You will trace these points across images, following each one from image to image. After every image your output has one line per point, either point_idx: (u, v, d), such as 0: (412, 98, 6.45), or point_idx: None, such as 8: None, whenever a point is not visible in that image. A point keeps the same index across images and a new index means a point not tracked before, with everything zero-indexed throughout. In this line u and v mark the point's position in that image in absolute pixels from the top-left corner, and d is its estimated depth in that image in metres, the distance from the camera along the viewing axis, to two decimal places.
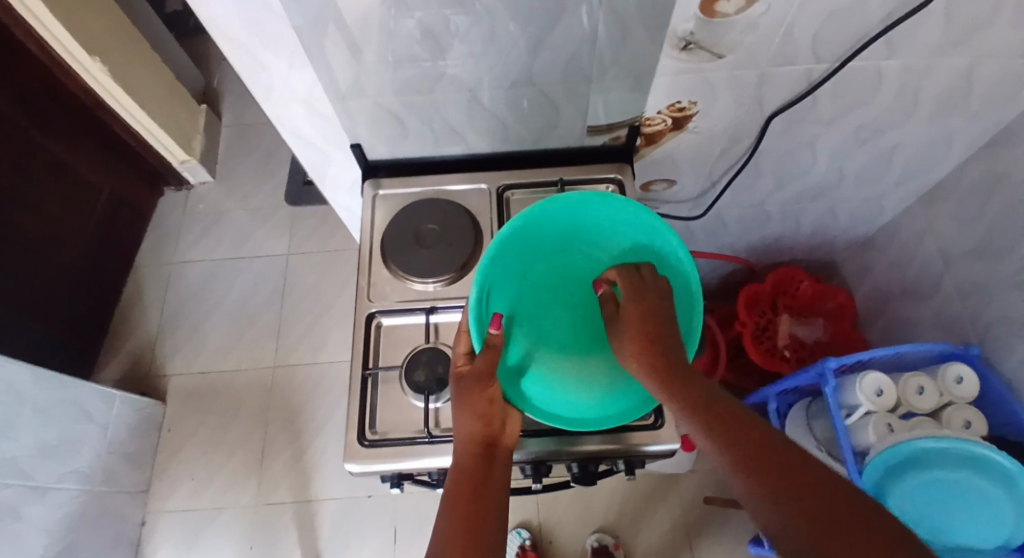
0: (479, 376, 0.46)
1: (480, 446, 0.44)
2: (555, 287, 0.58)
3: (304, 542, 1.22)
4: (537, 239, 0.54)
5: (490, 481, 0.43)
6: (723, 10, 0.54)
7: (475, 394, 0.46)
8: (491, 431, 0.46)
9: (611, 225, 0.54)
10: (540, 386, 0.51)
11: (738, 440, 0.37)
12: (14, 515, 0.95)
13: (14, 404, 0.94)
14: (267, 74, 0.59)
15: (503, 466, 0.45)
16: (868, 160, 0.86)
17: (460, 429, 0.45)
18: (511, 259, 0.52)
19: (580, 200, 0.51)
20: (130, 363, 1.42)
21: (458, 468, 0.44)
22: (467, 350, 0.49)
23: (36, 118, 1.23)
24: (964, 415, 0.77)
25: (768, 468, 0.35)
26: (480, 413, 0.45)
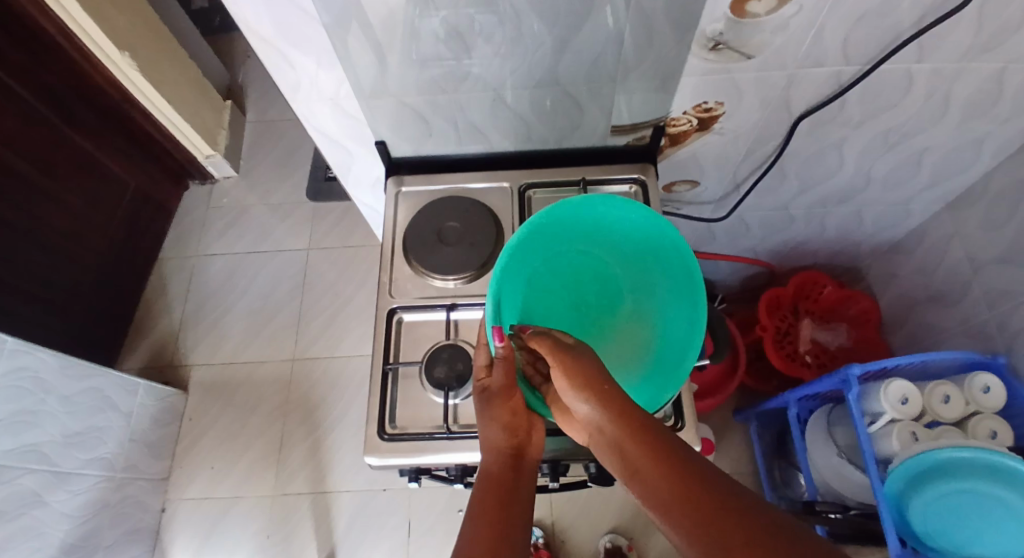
0: (501, 389, 0.47)
1: (506, 458, 0.45)
2: (556, 288, 0.55)
3: (320, 534, 1.24)
4: (544, 245, 0.53)
5: (521, 487, 0.44)
6: (754, 10, 0.53)
7: (498, 404, 0.47)
8: (517, 440, 0.46)
9: (613, 223, 0.53)
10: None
11: (675, 483, 0.32)
12: (36, 501, 0.98)
13: (38, 392, 0.97)
14: (296, 72, 0.60)
15: (529, 476, 0.45)
16: (896, 164, 0.85)
17: (486, 438, 0.46)
18: (519, 267, 0.51)
19: (582, 200, 0.50)
20: (153, 353, 1.46)
21: (485, 474, 0.44)
22: (486, 362, 0.50)
23: (63, 111, 1.26)
24: (991, 424, 0.75)
25: (698, 505, 0.30)
26: (505, 424, 0.46)
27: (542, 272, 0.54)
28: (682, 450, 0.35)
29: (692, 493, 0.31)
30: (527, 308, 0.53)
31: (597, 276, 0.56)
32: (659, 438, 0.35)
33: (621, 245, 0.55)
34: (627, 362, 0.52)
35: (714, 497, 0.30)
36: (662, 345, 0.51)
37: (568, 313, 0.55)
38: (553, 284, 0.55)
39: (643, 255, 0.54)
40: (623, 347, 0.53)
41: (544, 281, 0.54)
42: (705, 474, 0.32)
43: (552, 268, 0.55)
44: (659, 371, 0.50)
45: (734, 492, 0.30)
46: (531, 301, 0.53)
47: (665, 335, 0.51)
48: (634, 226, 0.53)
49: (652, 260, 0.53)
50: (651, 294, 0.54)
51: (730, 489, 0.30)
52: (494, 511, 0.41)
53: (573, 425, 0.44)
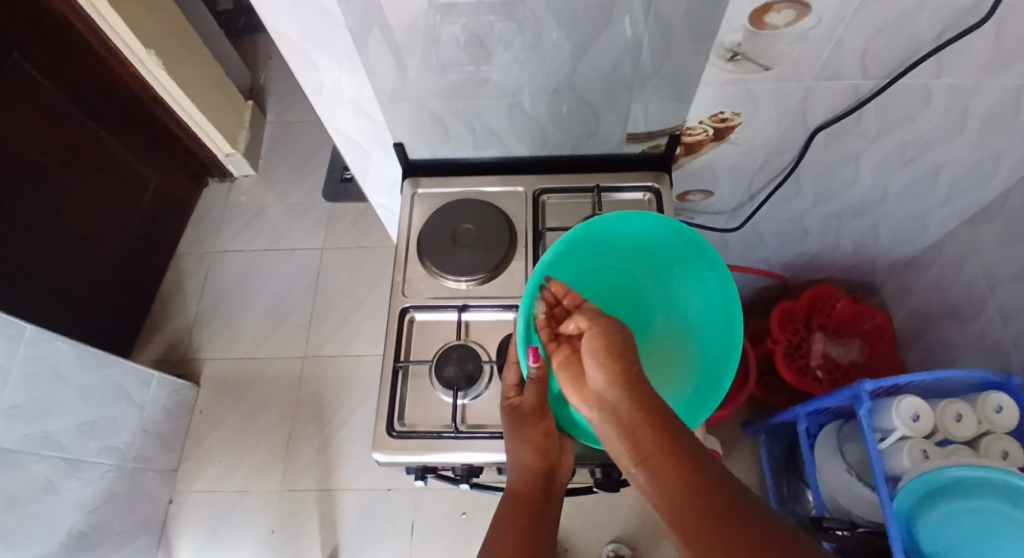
0: (532, 410, 0.48)
1: (537, 479, 0.47)
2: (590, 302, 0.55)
3: (325, 532, 1.25)
4: (577, 262, 0.54)
5: (549, 506, 0.47)
6: (773, 22, 0.54)
7: (530, 425, 0.48)
8: (549, 461, 0.48)
9: (645, 240, 0.54)
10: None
11: (686, 478, 0.32)
12: (49, 488, 1.00)
13: (56, 381, 0.99)
14: (319, 75, 0.62)
15: (556, 497, 0.48)
16: (913, 178, 0.84)
17: (518, 459, 0.47)
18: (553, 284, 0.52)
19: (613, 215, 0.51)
20: (168, 347, 1.48)
21: (515, 493, 0.47)
22: (515, 382, 0.52)
23: (89, 109, 1.29)
24: (1004, 445, 0.74)
25: (706, 506, 0.30)
26: (537, 445, 0.48)
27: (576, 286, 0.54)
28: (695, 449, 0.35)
29: (701, 493, 0.31)
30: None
31: (630, 291, 0.56)
32: (675, 434, 0.36)
33: (654, 261, 0.55)
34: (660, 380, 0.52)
35: (722, 501, 0.30)
36: (696, 365, 0.51)
37: None
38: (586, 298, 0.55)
39: (677, 272, 0.54)
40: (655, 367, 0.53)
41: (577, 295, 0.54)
42: (717, 478, 0.32)
43: (585, 282, 0.54)
44: (695, 391, 0.50)
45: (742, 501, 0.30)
46: None
47: (702, 354, 0.52)
48: (668, 242, 0.53)
49: (686, 277, 0.54)
50: (686, 311, 0.54)
51: (739, 497, 0.31)
52: (520, 530, 0.45)
53: (586, 395, 0.42)
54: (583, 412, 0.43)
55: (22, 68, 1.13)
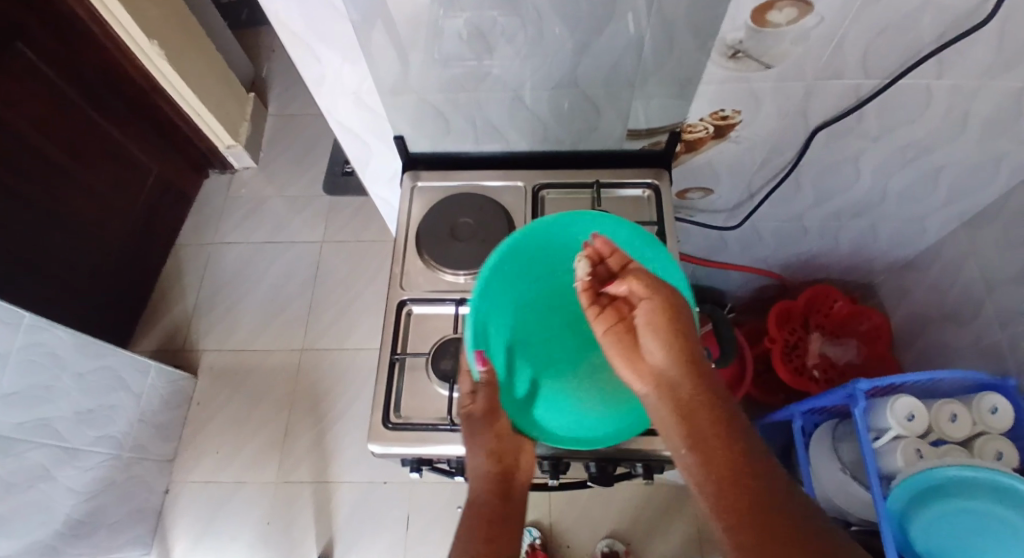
0: (485, 413, 0.50)
1: (495, 482, 0.49)
2: (546, 307, 0.57)
3: (320, 524, 1.25)
4: (523, 269, 0.55)
5: (510, 507, 0.49)
6: (774, 20, 0.54)
7: (483, 431, 0.50)
8: (506, 464, 0.50)
9: (590, 240, 0.56)
10: (557, 412, 0.52)
11: (734, 461, 0.40)
12: (45, 475, 1.00)
13: (53, 369, 0.99)
14: (321, 66, 0.62)
15: (516, 497, 0.50)
16: (913, 180, 0.84)
17: (475, 464, 0.50)
18: (504, 293, 0.54)
19: (556, 220, 0.55)
20: (166, 337, 1.48)
21: (475, 501, 0.49)
22: (470, 391, 0.52)
23: (93, 98, 1.29)
24: (997, 446, 0.74)
25: (746, 486, 0.38)
26: (490, 447, 0.50)
27: (530, 292, 0.56)
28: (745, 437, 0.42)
29: (743, 475, 0.39)
30: (518, 333, 0.55)
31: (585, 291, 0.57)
32: (726, 422, 0.43)
33: None
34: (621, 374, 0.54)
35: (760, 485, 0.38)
36: None
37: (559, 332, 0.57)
38: (545, 308, 0.57)
39: None
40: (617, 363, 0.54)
41: (535, 307, 0.56)
42: (761, 464, 0.40)
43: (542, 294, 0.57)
44: None
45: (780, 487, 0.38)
46: (522, 324, 0.55)
47: None
48: (611, 241, 0.56)
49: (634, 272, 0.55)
50: None
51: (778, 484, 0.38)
52: (485, 529, 0.47)
53: (640, 370, 0.48)
54: (630, 381, 0.49)
55: (24, 56, 1.13)
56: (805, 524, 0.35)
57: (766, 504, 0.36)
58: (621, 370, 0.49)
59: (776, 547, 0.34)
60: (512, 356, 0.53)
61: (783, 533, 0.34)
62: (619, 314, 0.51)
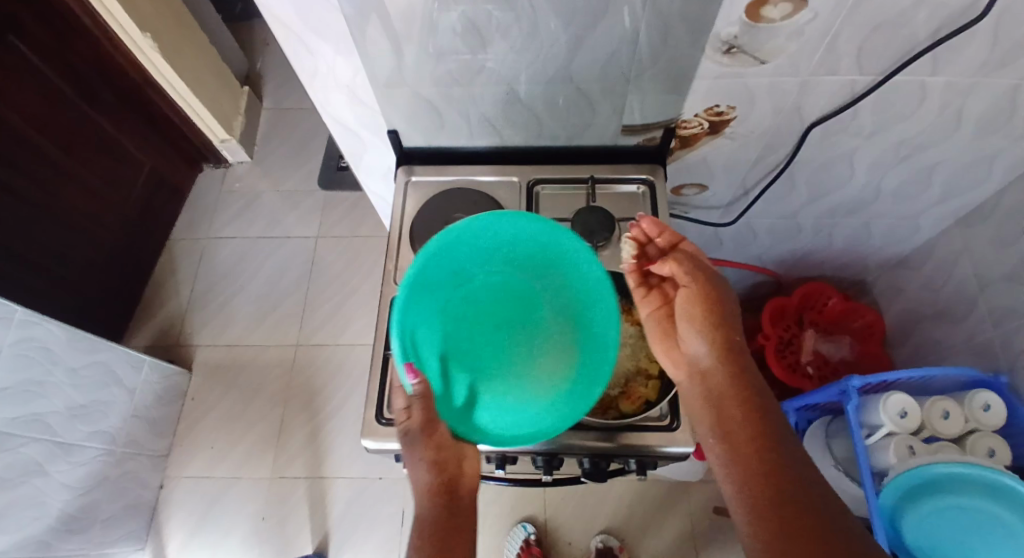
0: (421, 427, 0.50)
1: (441, 494, 0.49)
2: (474, 311, 0.55)
3: (315, 519, 1.26)
4: (444, 278, 0.54)
5: (457, 518, 0.49)
6: (769, 15, 0.54)
7: (421, 445, 0.49)
8: (450, 475, 0.50)
9: (507, 241, 0.56)
10: (497, 414, 0.50)
11: (761, 452, 0.46)
12: (38, 471, 0.99)
13: (46, 364, 0.98)
14: (314, 58, 0.61)
15: (463, 508, 0.50)
16: (907, 177, 0.84)
17: (418, 480, 0.50)
18: (426, 304, 0.53)
19: (463, 227, 0.55)
20: (160, 332, 1.48)
21: (423, 516, 0.49)
22: (405, 406, 0.51)
23: (86, 92, 1.28)
24: (989, 442, 0.75)
25: (770, 475, 0.44)
26: (431, 461, 0.49)
27: (455, 300, 0.55)
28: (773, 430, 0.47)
29: (769, 465, 0.45)
30: (450, 339, 0.53)
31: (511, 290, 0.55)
32: (755, 413, 0.49)
33: (521, 255, 0.56)
34: (557, 366, 0.52)
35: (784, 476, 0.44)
36: (585, 343, 0.52)
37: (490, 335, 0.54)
38: (474, 310, 0.54)
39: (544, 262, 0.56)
40: (552, 355, 0.52)
41: (463, 311, 0.54)
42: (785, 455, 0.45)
43: (470, 296, 0.55)
44: (586, 365, 0.51)
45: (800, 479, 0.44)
46: (451, 332, 0.53)
47: (589, 329, 0.53)
48: (525, 238, 0.56)
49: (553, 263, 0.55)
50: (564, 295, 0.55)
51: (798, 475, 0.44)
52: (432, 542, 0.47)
53: (676, 354, 0.54)
54: (665, 363, 0.55)
55: (17, 50, 1.11)
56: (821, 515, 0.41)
57: (792, 500, 0.42)
58: (660, 354, 0.55)
59: (792, 534, 0.40)
60: (446, 363, 0.52)
61: (800, 523, 0.41)
62: (663, 298, 0.58)
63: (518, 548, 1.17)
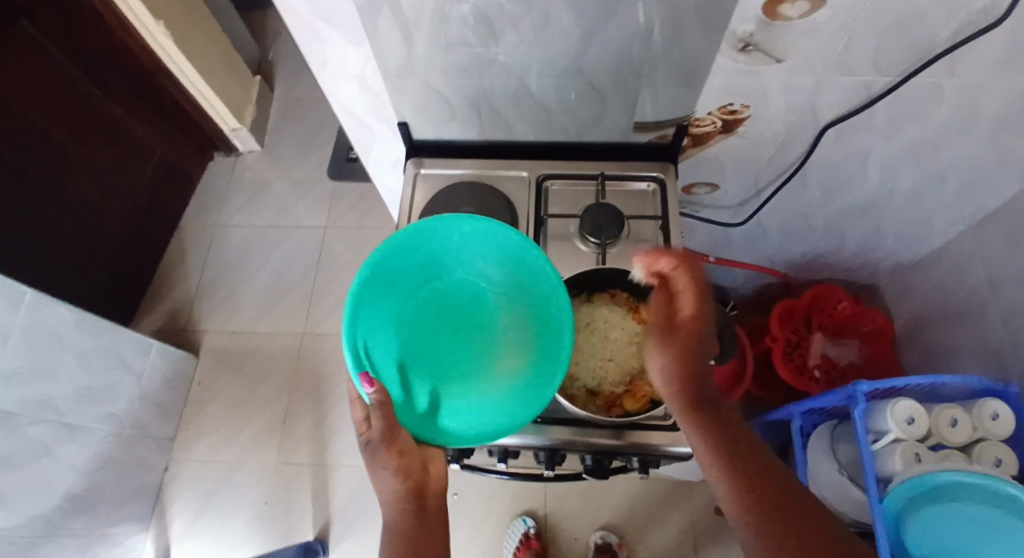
0: (382, 436, 0.48)
1: (408, 497, 0.51)
2: (429, 317, 0.55)
3: (317, 506, 1.27)
4: (393, 287, 0.54)
5: (426, 516, 0.52)
6: (786, 13, 0.53)
7: (384, 453, 0.49)
8: (415, 479, 0.51)
9: (454, 244, 0.56)
10: (460, 416, 0.51)
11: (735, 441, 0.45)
12: (45, 451, 1.01)
13: (55, 346, 0.99)
14: (324, 47, 0.61)
15: (431, 506, 0.52)
16: (921, 179, 0.83)
17: (384, 487, 0.51)
18: (378, 316, 0.52)
19: (405, 235, 0.53)
20: (169, 317, 1.49)
21: (392, 520, 0.51)
22: (364, 416, 0.51)
23: (97, 77, 1.28)
24: (996, 452, 0.74)
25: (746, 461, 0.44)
26: (397, 468, 0.50)
27: (408, 309, 0.55)
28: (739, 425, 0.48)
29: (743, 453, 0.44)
30: (407, 347, 0.53)
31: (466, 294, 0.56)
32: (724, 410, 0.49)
33: (470, 257, 0.56)
34: (515, 364, 0.53)
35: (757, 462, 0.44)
36: (542, 339, 0.53)
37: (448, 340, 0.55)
38: (429, 316, 0.55)
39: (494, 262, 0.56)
40: (509, 354, 0.54)
41: (419, 319, 0.55)
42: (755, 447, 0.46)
43: (423, 304, 0.55)
44: (542, 359, 0.52)
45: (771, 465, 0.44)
46: (408, 340, 0.54)
47: (544, 325, 0.53)
48: (471, 240, 0.55)
49: (502, 264, 0.56)
50: (519, 295, 0.56)
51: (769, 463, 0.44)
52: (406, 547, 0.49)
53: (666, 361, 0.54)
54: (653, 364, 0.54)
55: (30, 33, 1.12)
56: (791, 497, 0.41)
57: (771, 486, 0.42)
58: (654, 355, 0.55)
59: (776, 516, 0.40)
60: (405, 372, 0.52)
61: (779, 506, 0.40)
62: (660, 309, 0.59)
63: (517, 542, 1.18)
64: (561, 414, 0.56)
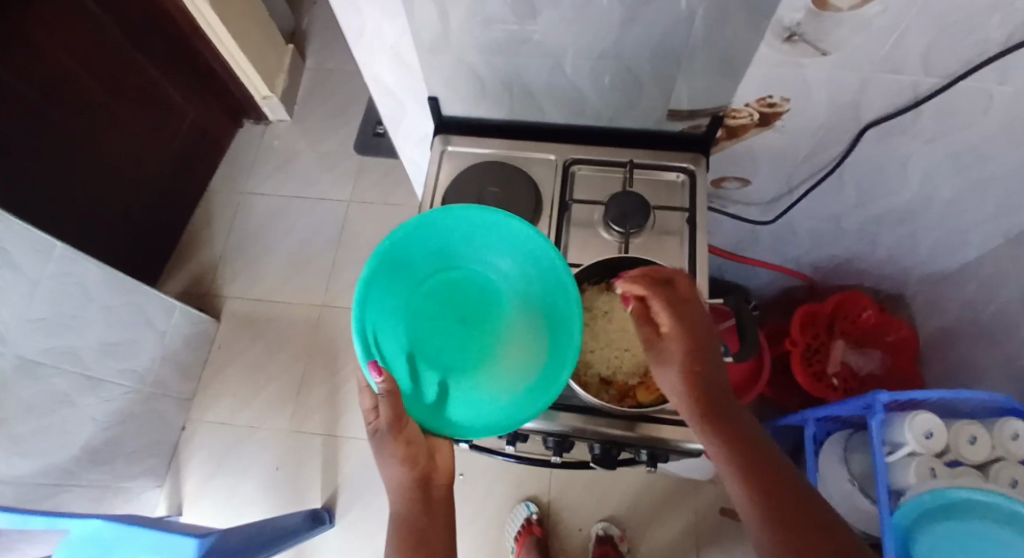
0: (389, 424, 0.48)
1: (415, 488, 0.50)
2: (440, 308, 0.55)
3: (326, 474, 1.30)
4: (403, 276, 0.55)
5: (433, 507, 0.51)
6: (836, 4, 0.50)
7: (393, 441, 0.49)
8: (422, 469, 0.50)
9: (463, 234, 0.56)
10: (467, 408, 0.51)
11: (749, 457, 0.42)
12: (67, 401, 1.04)
13: (81, 299, 1.02)
14: (360, 17, 0.61)
15: (438, 496, 0.51)
16: (964, 189, 0.79)
17: (391, 476, 0.50)
18: (388, 306, 0.53)
19: (414, 225, 0.53)
20: (193, 280, 1.53)
21: (398, 511, 0.50)
22: (373, 405, 0.50)
23: (135, 39, 1.30)
24: (1014, 473, 0.71)
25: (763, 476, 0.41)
26: (403, 457, 0.49)
27: (419, 300, 0.55)
28: (752, 434, 0.44)
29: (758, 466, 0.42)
30: (415, 338, 0.54)
31: (476, 286, 0.57)
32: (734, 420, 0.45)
33: (481, 247, 0.56)
34: (522, 356, 0.53)
35: (775, 475, 0.41)
36: (551, 332, 0.53)
37: (457, 331, 0.55)
38: (439, 307, 0.55)
39: (503, 253, 0.56)
40: (517, 347, 0.54)
41: (428, 309, 0.55)
42: (771, 458, 0.43)
43: (432, 294, 0.56)
44: (551, 352, 0.51)
45: (789, 478, 0.41)
46: (418, 329, 0.54)
47: (553, 317, 0.53)
48: (481, 230, 0.55)
49: (512, 255, 0.55)
50: (528, 287, 0.55)
51: (786, 476, 0.41)
52: (412, 536, 0.48)
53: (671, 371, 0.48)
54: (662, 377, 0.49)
55: None
56: (810, 511, 0.38)
57: (791, 506, 0.39)
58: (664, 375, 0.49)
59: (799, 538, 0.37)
60: (413, 361, 0.53)
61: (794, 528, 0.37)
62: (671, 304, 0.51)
63: (519, 525, 1.19)
64: (573, 400, 0.56)
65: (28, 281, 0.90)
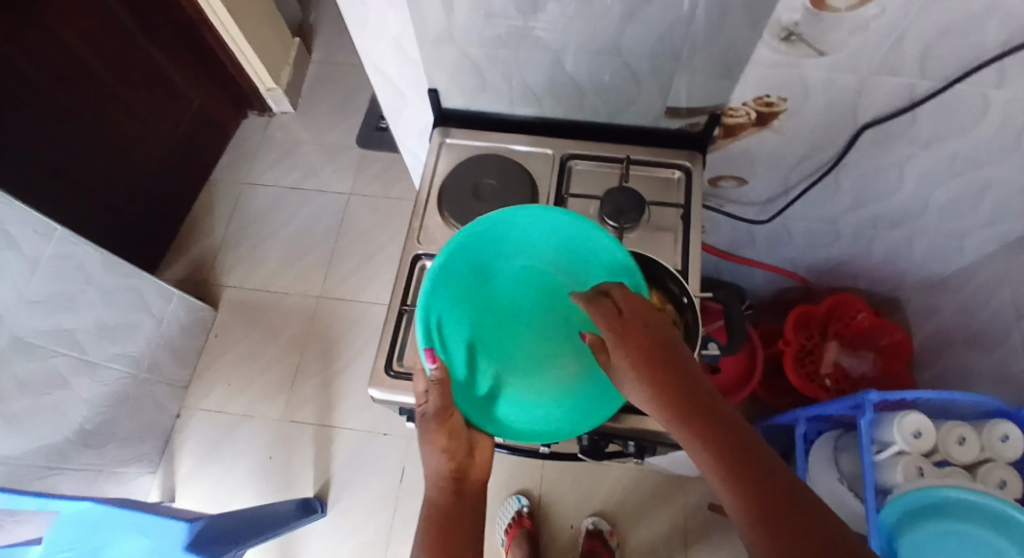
0: (436, 412, 0.47)
1: (447, 484, 0.47)
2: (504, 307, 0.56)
3: (318, 464, 1.30)
4: (475, 269, 0.55)
5: (467, 506, 0.47)
6: (834, 4, 0.51)
7: (435, 430, 0.47)
8: (461, 464, 0.48)
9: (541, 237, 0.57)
10: (519, 407, 0.51)
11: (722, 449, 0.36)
12: (62, 383, 1.04)
13: (80, 281, 1.02)
14: (364, 8, 0.61)
15: (468, 496, 0.48)
16: (959, 193, 0.80)
17: (428, 465, 0.48)
18: (455, 294, 0.53)
19: (496, 218, 0.54)
20: (192, 268, 1.53)
21: (430, 503, 0.47)
22: (424, 389, 0.50)
23: (142, 23, 1.30)
24: (1002, 474, 0.72)
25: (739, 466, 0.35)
26: (443, 449, 0.47)
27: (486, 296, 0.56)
28: (727, 421, 0.38)
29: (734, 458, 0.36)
30: (476, 329, 0.54)
31: (541, 287, 0.57)
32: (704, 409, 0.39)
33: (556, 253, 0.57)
34: (577, 367, 0.53)
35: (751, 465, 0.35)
36: None
37: (518, 331, 0.55)
38: (502, 306, 0.56)
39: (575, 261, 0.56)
40: (571, 356, 0.53)
41: (491, 306, 0.56)
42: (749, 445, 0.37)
43: (499, 292, 0.56)
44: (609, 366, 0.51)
45: (769, 467, 0.35)
46: (479, 323, 0.54)
47: None
48: (559, 235, 0.56)
49: (585, 264, 0.56)
50: None
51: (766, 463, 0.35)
52: (439, 528, 0.45)
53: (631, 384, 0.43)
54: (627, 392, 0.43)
55: None
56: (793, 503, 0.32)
57: (772, 497, 0.33)
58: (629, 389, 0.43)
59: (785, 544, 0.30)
60: (471, 352, 0.52)
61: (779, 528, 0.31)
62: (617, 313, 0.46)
63: (509, 518, 1.20)
64: None
65: (29, 260, 0.91)
